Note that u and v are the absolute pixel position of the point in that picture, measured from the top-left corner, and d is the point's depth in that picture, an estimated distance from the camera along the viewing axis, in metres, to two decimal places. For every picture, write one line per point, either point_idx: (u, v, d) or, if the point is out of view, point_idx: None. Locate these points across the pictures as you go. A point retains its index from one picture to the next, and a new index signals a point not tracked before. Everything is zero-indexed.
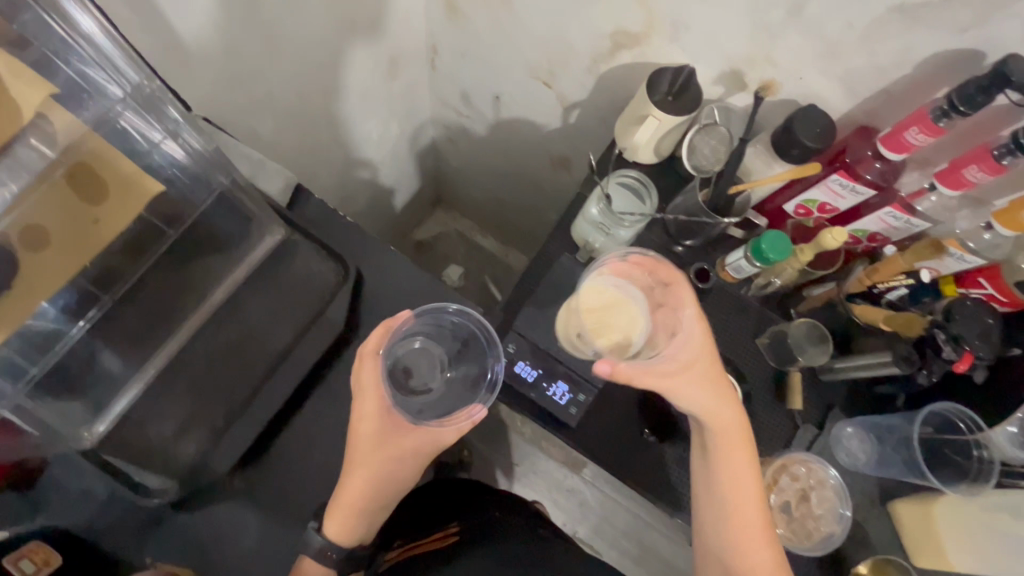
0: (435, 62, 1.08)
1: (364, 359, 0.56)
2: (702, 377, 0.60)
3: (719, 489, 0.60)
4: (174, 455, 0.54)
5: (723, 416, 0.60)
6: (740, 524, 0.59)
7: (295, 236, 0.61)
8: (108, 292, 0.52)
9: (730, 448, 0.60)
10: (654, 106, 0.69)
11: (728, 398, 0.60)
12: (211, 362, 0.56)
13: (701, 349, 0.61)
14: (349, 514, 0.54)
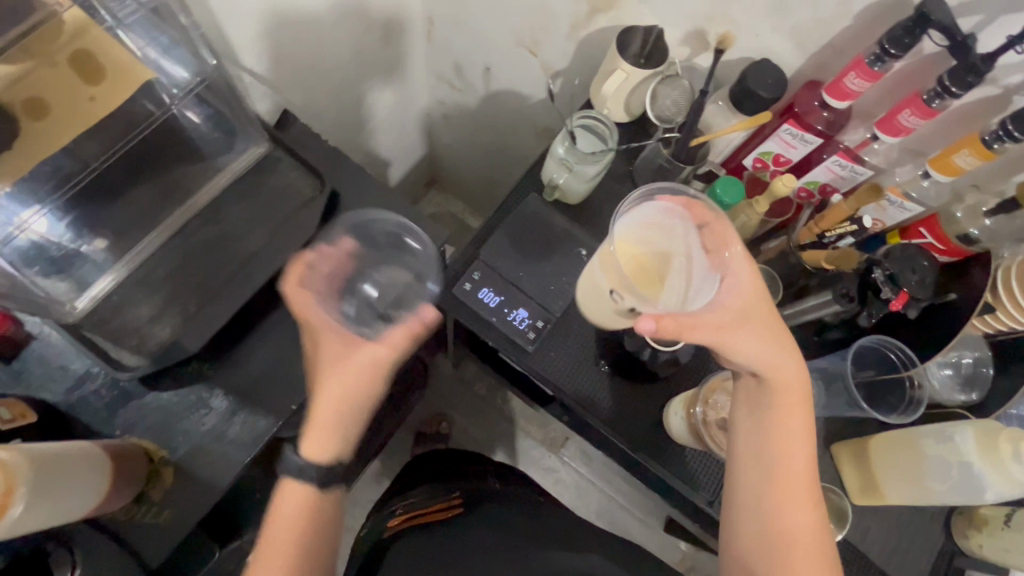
0: (432, 33, 1.14)
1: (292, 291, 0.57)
2: (758, 327, 0.59)
3: (771, 445, 0.60)
4: (147, 337, 0.58)
5: (790, 372, 0.59)
6: (787, 481, 0.58)
7: (277, 152, 0.66)
8: (98, 159, 0.55)
9: (792, 405, 0.59)
10: (622, 60, 0.75)
11: (790, 351, 0.60)
12: (190, 256, 0.61)
13: (765, 302, 0.60)
14: (323, 439, 0.57)
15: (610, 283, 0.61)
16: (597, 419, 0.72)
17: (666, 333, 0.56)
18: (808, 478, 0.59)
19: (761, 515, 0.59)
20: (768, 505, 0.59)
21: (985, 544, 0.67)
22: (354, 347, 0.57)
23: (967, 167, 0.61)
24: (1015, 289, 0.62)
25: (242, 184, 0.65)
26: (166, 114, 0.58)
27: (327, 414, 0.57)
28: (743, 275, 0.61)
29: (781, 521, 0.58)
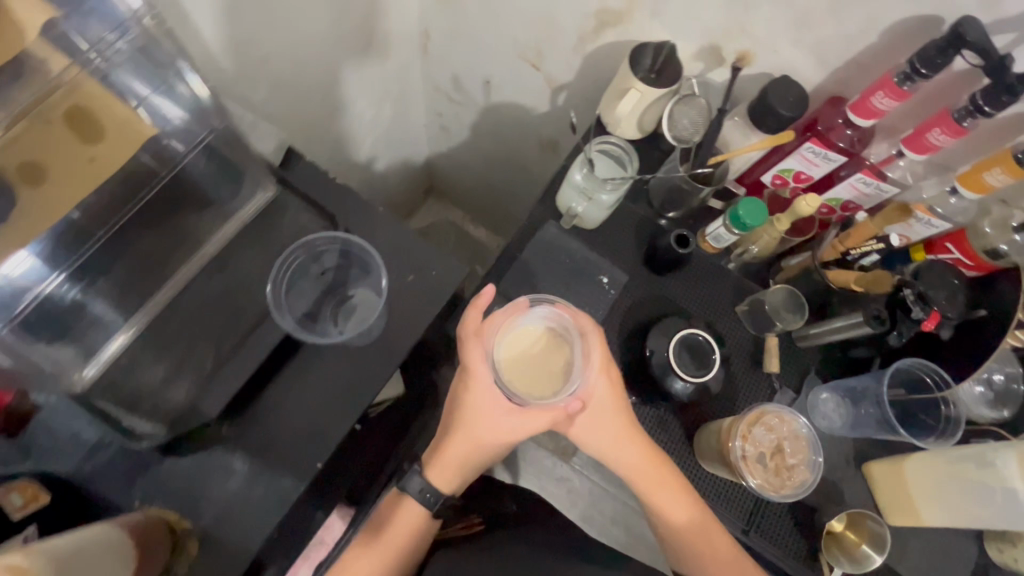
0: (428, 46, 1.10)
1: (470, 342, 0.63)
2: (604, 421, 0.65)
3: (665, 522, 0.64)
4: (162, 401, 0.55)
5: (635, 453, 0.64)
6: (686, 560, 0.63)
7: (286, 194, 0.63)
8: (102, 229, 0.51)
9: (658, 479, 0.64)
10: (636, 79, 0.72)
11: (631, 442, 0.64)
12: (202, 312, 0.58)
13: (608, 388, 0.65)
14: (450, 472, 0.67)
15: (501, 356, 0.64)
16: None
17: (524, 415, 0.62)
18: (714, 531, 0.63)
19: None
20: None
21: (1019, 557, 0.65)
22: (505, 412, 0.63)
23: (998, 184, 0.60)
24: None
25: (250, 230, 0.62)
26: (174, 168, 0.55)
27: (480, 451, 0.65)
28: (585, 368, 0.64)
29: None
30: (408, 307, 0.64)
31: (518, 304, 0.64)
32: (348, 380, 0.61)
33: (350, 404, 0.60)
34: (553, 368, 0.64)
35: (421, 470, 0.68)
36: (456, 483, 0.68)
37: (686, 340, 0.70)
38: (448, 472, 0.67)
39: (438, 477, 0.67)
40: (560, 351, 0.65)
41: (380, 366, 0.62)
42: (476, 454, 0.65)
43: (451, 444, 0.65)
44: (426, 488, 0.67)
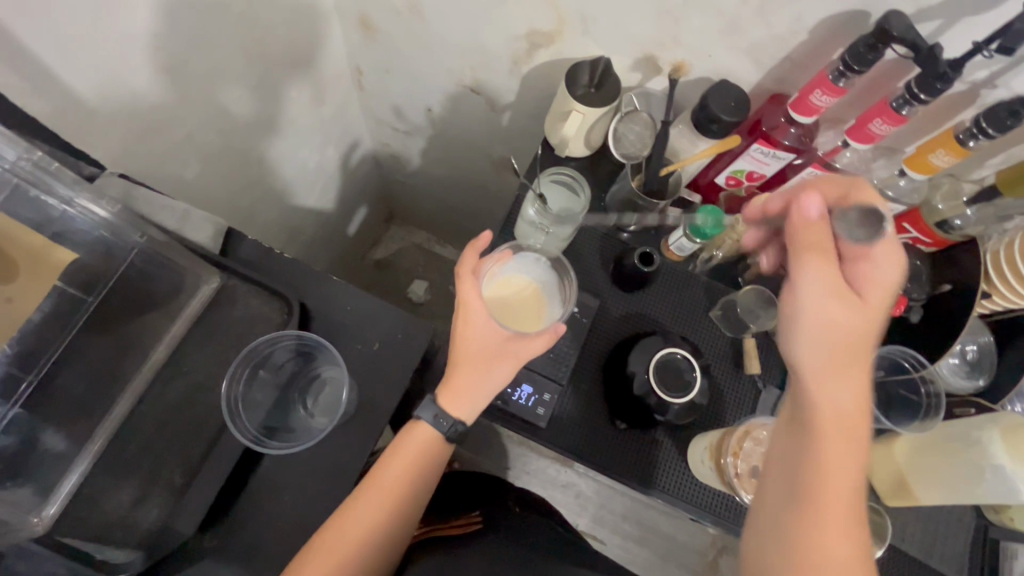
0: (362, 82, 1.07)
1: (465, 278, 0.62)
2: (834, 364, 0.49)
3: (797, 540, 0.47)
4: (134, 525, 0.52)
5: (844, 477, 0.48)
6: (826, 506, 0.47)
7: (232, 280, 0.60)
8: (30, 372, 0.51)
9: (844, 457, 0.48)
10: (576, 101, 0.70)
11: (853, 385, 0.49)
12: (162, 422, 0.55)
13: (840, 356, 0.49)
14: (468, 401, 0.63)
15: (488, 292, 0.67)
16: (623, 484, 0.69)
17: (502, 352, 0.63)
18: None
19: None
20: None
21: (1014, 517, 0.69)
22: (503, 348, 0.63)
23: (943, 165, 0.60)
24: (1010, 275, 0.62)
25: (201, 326, 0.59)
26: (103, 288, 0.55)
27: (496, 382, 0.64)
28: (820, 334, 0.49)
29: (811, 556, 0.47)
30: (380, 376, 0.62)
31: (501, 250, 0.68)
32: (328, 465, 0.59)
33: (335, 488, 0.58)
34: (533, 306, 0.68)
35: (435, 397, 0.63)
36: (471, 412, 0.64)
37: (664, 361, 0.68)
38: (465, 398, 0.62)
39: (455, 404, 0.62)
40: (833, 314, 0.48)
41: (361, 443, 0.60)
42: (490, 378, 0.63)
43: (462, 371, 0.62)
44: (439, 413, 0.63)
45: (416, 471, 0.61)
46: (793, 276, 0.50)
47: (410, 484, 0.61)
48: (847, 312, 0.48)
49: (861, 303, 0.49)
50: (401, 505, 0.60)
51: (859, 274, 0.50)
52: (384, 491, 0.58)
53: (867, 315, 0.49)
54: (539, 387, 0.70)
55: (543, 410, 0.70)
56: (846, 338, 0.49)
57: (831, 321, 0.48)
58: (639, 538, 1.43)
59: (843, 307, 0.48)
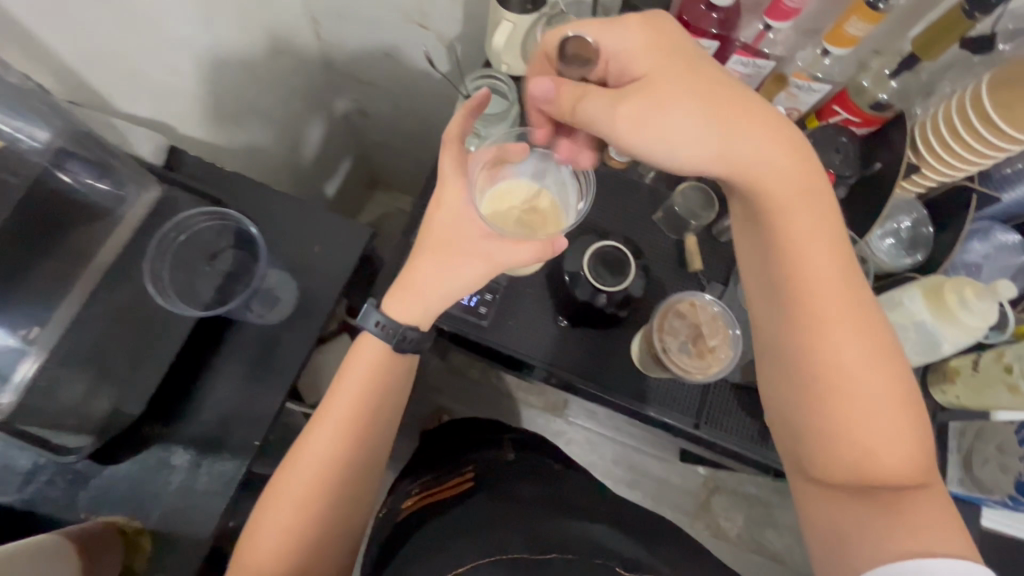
0: (319, 31, 1.06)
1: (449, 145, 0.62)
2: (704, 108, 0.46)
3: (798, 360, 0.50)
4: (87, 413, 0.55)
5: (814, 262, 0.49)
6: (810, 296, 0.49)
7: (173, 191, 0.64)
8: None
9: (794, 223, 0.49)
10: (503, 9, 0.71)
11: (734, 124, 0.46)
12: (111, 320, 0.58)
13: (716, 108, 0.46)
14: (406, 297, 0.63)
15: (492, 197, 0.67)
16: (574, 380, 0.71)
17: (471, 244, 0.63)
18: (887, 386, 0.48)
19: (792, 430, 0.52)
20: (829, 437, 0.49)
21: (961, 394, 0.68)
22: (467, 241, 0.63)
23: (859, 34, 0.60)
24: (936, 144, 0.62)
25: (143, 234, 0.62)
26: (35, 175, 0.54)
27: (457, 288, 0.63)
28: (674, 117, 0.46)
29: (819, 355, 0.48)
30: (322, 280, 0.65)
31: (511, 145, 0.66)
32: (273, 359, 0.62)
33: (283, 380, 0.61)
34: (542, 211, 0.68)
35: (378, 306, 0.63)
36: (420, 315, 0.63)
37: (598, 252, 0.71)
38: (409, 298, 0.63)
39: (399, 308, 0.63)
40: (658, 102, 0.46)
41: (305, 338, 0.63)
42: (447, 279, 0.62)
43: (423, 263, 0.62)
44: (383, 320, 0.62)
45: (372, 394, 0.62)
46: (612, 61, 0.50)
47: (370, 405, 0.62)
48: (677, 86, 0.47)
49: (650, 81, 0.47)
50: (362, 429, 0.61)
51: (627, 66, 0.49)
52: (336, 421, 0.61)
53: (704, 71, 0.48)
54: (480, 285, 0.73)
55: (484, 309, 0.73)
56: (708, 89, 0.47)
57: (680, 109, 0.46)
58: (632, 483, 1.44)
59: (651, 98, 0.46)
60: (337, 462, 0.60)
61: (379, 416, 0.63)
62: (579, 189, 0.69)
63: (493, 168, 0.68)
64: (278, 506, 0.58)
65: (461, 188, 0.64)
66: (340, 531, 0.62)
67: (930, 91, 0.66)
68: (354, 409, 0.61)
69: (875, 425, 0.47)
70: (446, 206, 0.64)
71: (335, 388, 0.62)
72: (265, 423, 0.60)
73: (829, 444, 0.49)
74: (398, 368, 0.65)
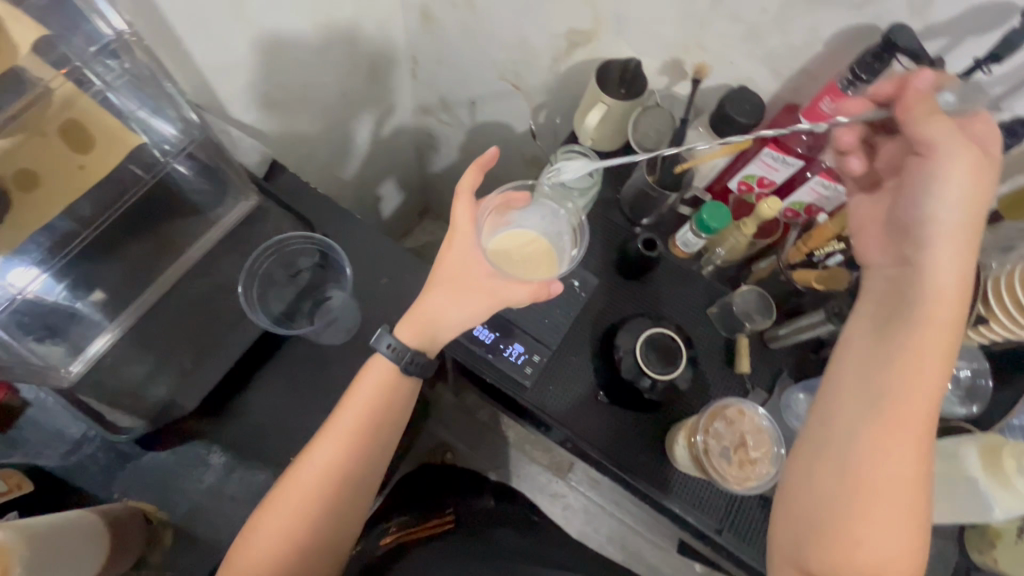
0: (417, 69, 1.14)
1: (461, 196, 0.62)
2: (964, 200, 0.48)
3: (865, 463, 0.48)
4: (143, 397, 0.58)
5: (919, 391, 0.48)
6: (910, 415, 0.47)
7: (267, 203, 0.68)
8: (89, 228, 0.55)
9: (930, 350, 0.48)
10: (602, 93, 0.76)
11: (967, 240, 0.48)
12: (183, 313, 0.61)
13: (964, 221, 0.48)
14: (416, 323, 0.61)
15: (493, 243, 0.68)
16: (605, 462, 0.71)
17: (478, 287, 0.62)
18: (913, 534, 0.46)
19: (805, 521, 0.50)
20: (844, 532, 0.47)
21: (1000, 559, 0.65)
22: (472, 282, 0.62)
23: None
24: (1009, 301, 0.62)
25: (232, 237, 0.66)
26: (159, 173, 0.59)
27: (462, 318, 0.62)
28: (960, 194, 0.48)
29: (888, 465, 0.47)
30: (383, 311, 0.68)
31: (515, 194, 0.70)
32: (321, 378, 0.64)
33: (327, 403, 0.63)
34: (543, 254, 0.69)
35: (390, 330, 0.62)
36: (428, 343, 0.63)
37: (652, 337, 0.71)
38: (421, 327, 0.62)
39: (410, 334, 0.61)
40: (947, 177, 0.48)
41: (356, 365, 0.65)
42: (453, 311, 0.62)
43: (433, 290, 0.62)
44: (394, 344, 0.61)
45: (385, 404, 0.60)
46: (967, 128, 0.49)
47: (381, 419, 0.60)
48: (974, 173, 0.48)
49: (938, 160, 0.49)
50: (370, 437, 0.59)
51: (925, 137, 0.49)
52: (343, 427, 0.58)
53: (985, 181, 0.48)
54: (527, 346, 0.74)
55: (530, 369, 0.74)
56: (976, 196, 0.48)
57: (957, 191, 0.48)
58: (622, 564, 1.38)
59: (942, 166, 0.48)
60: (341, 472, 0.58)
61: (386, 431, 0.61)
62: (574, 238, 0.72)
63: (499, 214, 0.70)
64: (278, 507, 0.55)
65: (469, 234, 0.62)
66: (331, 548, 0.59)
67: (1007, 248, 0.66)
68: (365, 418, 0.59)
69: (882, 549, 0.46)
70: (456, 247, 0.63)
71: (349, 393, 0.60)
72: (303, 440, 0.61)
73: (841, 538, 0.47)
74: (405, 390, 0.63)
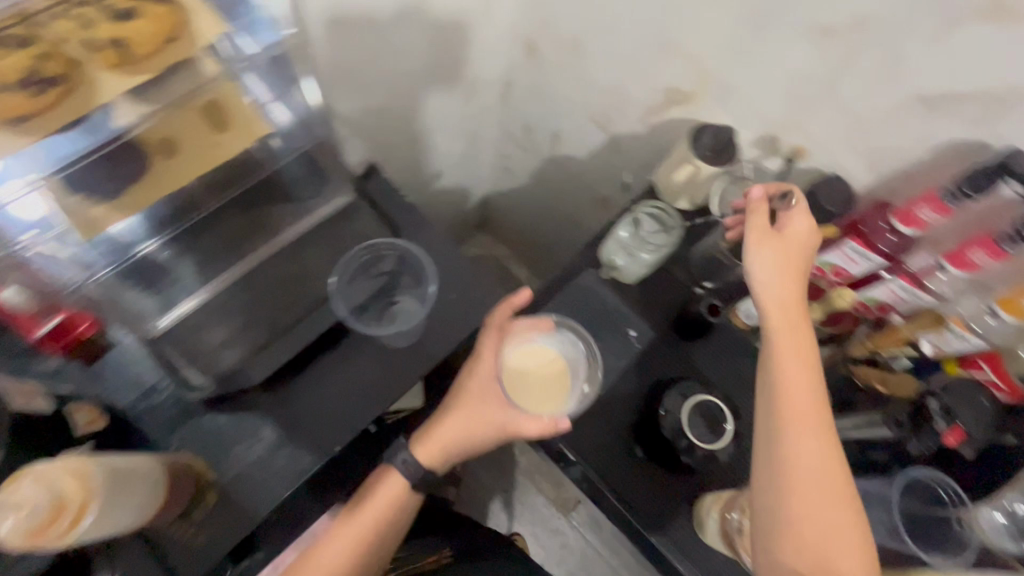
0: (507, 94, 1.17)
1: (490, 331, 0.72)
2: (774, 252, 0.61)
3: (778, 461, 0.56)
4: (216, 361, 0.61)
5: (793, 383, 0.57)
6: (798, 410, 0.57)
7: (360, 200, 0.72)
8: (196, 211, 0.64)
9: (790, 354, 0.58)
10: (693, 154, 0.77)
11: (789, 275, 0.61)
12: (267, 290, 0.65)
13: (779, 259, 0.61)
14: (432, 445, 0.72)
15: (511, 367, 0.73)
16: (636, 525, 0.70)
17: (492, 424, 0.72)
18: (840, 509, 0.54)
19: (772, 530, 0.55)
20: (789, 526, 0.54)
21: None
22: (478, 428, 0.72)
23: None
24: None
25: (323, 227, 0.70)
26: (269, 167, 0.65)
27: (477, 436, 0.72)
28: (775, 261, 0.61)
29: (791, 453, 0.55)
30: (445, 324, 0.70)
31: (542, 320, 0.73)
32: (378, 376, 0.66)
33: (379, 402, 0.65)
34: (556, 385, 0.72)
35: (408, 445, 0.73)
36: (441, 461, 0.73)
37: (701, 403, 0.71)
38: (434, 447, 0.72)
39: (424, 457, 0.72)
40: (760, 241, 0.62)
41: (412, 370, 0.67)
42: (468, 432, 0.72)
43: (450, 418, 0.73)
44: (409, 456, 0.72)
45: (385, 511, 0.71)
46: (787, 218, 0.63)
47: (370, 544, 0.70)
48: (757, 241, 0.62)
49: (781, 239, 0.62)
50: (367, 543, 0.69)
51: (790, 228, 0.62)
52: (355, 530, 0.70)
53: (790, 234, 0.62)
54: None
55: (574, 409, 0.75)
56: (782, 249, 0.61)
57: (773, 253, 0.61)
58: None
59: (756, 240, 0.62)
60: (342, 568, 0.68)
61: (379, 541, 0.71)
62: (591, 368, 0.73)
63: (522, 337, 0.73)
64: None
65: (491, 362, 0.72)
66: None
67: None
68: (364, 529, 0.70)
69: (829, 536, 0.53)
70: (477, 374, 0.73)
71: (358, 499, 0.72)
72: (351, 432, 0.64)
73: (789, 534, 0.54)
74: (397, 512, 0.72)
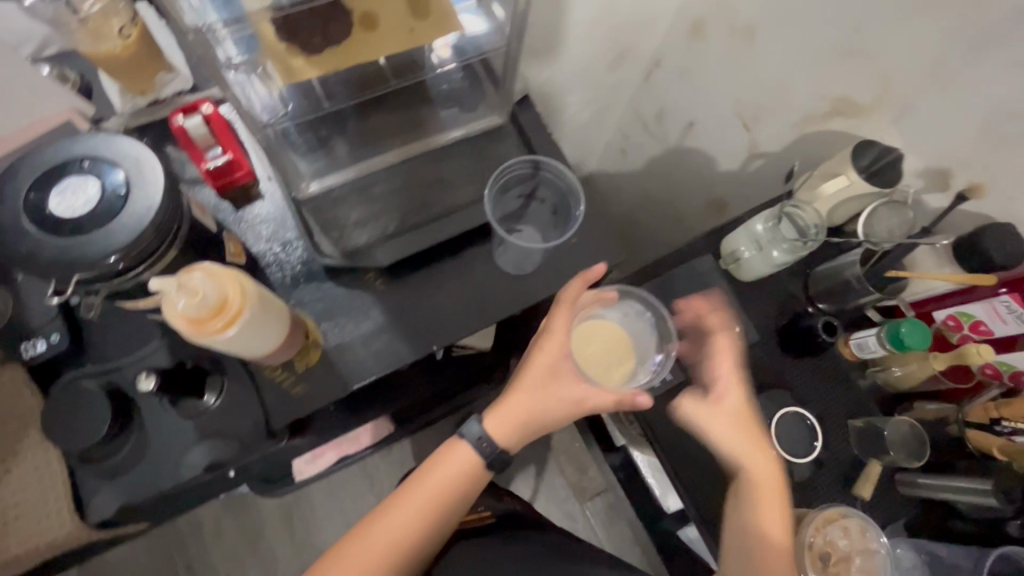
0: (653, 74, 1.09)
1: (562, 305, 0.64)
2: (724, 344, 0.68)
3: (750, 536, 0.62)
4: (347, 237, 0.65)
5: (754, 457, 0.64)
6: (760, 489, 0.63)
7: (507, 125, 0.73)
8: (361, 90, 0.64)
9: (747, 432, 0.65)
10: (851, 166, 0.72)
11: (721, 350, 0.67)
12: (404, 185, 0.68)
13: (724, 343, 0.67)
14: (504, 419, 0.64)
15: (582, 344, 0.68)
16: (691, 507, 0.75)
17: (573, 403, 0.64)
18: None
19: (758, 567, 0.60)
20: None
21: None
22: (554, 405, 0.63)
23: None
24: None
25: (468, 142, 0.71)
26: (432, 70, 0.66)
27: (555, 415, 0.64)
28: (727, 354, 0.67)
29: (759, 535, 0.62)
30: (558, 266, 0.69)
31: (608, 292, 0.70)
32: (483, 296, 0.68)
33: (478, 320, 0.67)
34: (622, 352, 0.69)
35: (480, 419, 0.65)
36: (513, 438, 0.64)
37: (787, 415, 0.73)
38: (508, 424, 0.64)
39: (496, 429, 0.64)
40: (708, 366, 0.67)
41: (515, 300, 0.68)
42: (546, 411, 0.63)
43: (518, 395, 0.64)
44: (483, 436, 0.64)
45: (460, 486, 0.64)
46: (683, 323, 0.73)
47: (442, 513, 0.64)
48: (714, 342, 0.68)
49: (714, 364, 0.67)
50: (438, 511, 0.63)
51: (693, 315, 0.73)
52: (417, 502, 0.63)
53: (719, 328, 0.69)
54: None
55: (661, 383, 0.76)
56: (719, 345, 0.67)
57: (722, 379, 0.66)
58: None
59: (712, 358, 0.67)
60: (410, 540, 0.62)
61: (448, 518, 0.65)
62: (657, 339, 0.72)
63: (587, 309, 0.69)
64: (350, 555, 0.60)
65: (564, 337, 0.64)
66: None
67: None
68: (437, 497, 0.63)
69: None
70: (547, 350, 0.64)
71: (420, 474, 0.64)
72: (449, 340, 0.65)
73: None
74: (472, 484, 0.65)
